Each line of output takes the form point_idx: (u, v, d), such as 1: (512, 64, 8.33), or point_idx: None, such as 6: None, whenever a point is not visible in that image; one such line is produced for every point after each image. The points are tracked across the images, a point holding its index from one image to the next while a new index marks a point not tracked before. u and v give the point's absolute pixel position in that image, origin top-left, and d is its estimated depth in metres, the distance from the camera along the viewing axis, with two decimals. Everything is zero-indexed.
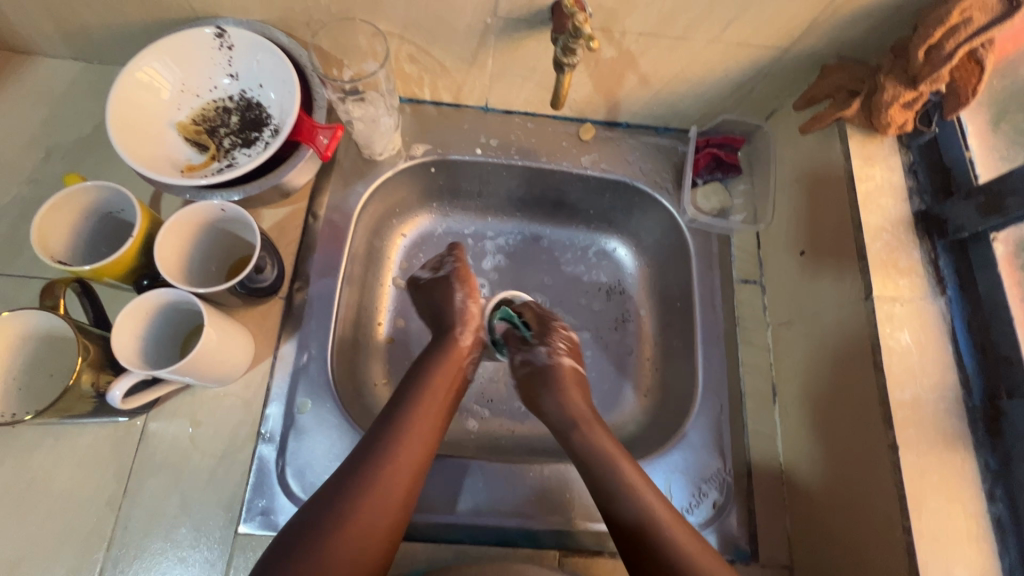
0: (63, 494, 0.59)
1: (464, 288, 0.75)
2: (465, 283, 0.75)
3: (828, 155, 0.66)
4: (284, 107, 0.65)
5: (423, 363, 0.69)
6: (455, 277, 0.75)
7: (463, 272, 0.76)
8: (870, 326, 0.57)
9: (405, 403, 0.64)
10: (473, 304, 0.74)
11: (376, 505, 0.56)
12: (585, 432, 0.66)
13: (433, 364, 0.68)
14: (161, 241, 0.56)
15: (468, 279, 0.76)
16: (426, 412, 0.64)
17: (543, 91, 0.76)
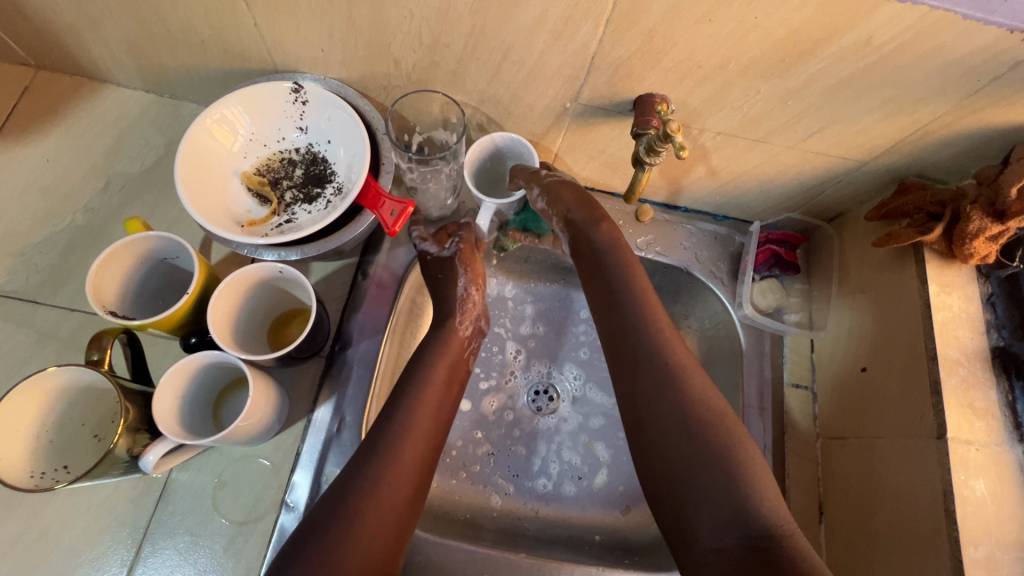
0: (76, 547, 0.57)
1: (469, 273, 0.71)
2: (469, 269, 0.71)
3: (902, 273, 0.64)
4: (351, 167, 0.64)
5: (425, 354, 0.66)
6: (461, 262, 0.71)
7: (469, 256, 0.71)
8: (942, 468, 0.54)
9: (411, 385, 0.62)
10: (474, 292, 0.71)
11: (390, 487, 0.55)
12: (607, 226, 0.66)
13: (431, 358, 0.65)
14: (216, 299, 0.55)
15: (474, 262, 0.71)
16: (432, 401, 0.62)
17: (608, 171, 0.75)
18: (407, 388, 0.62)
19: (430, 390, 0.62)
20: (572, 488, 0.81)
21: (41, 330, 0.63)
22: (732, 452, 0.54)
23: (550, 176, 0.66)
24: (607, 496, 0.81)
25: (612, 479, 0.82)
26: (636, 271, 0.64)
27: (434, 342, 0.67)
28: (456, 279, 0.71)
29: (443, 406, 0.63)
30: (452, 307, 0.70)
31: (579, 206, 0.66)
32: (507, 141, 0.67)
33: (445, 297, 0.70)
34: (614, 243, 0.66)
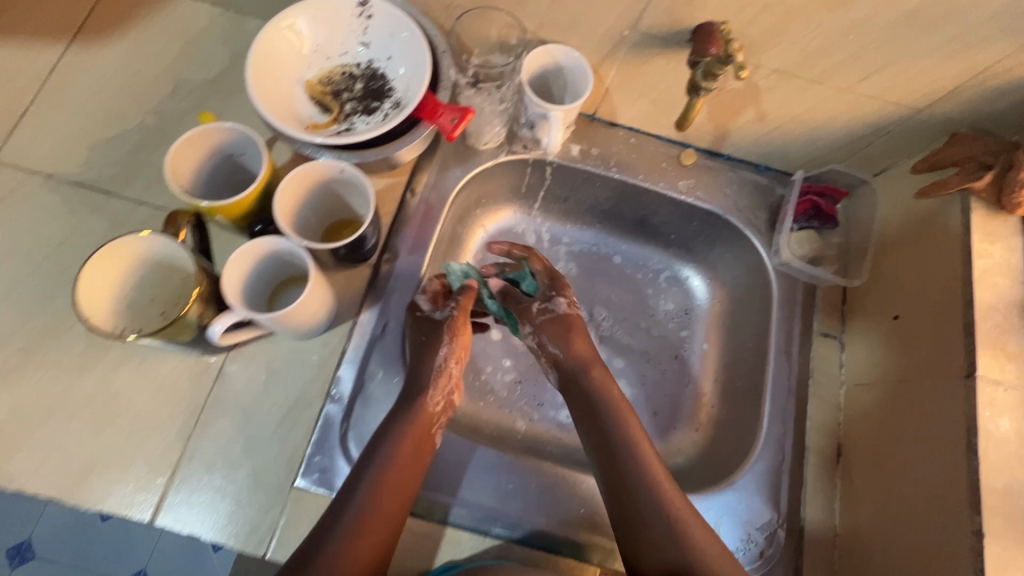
0: (139, 414, 0.61)
1: (451, 343, 0.67)
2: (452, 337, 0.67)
3: (945, 224, 0.65)
4: (409, 82, 0.66)
5: (388, 434, 0.60)
6: (448, 329, 0.68)
7: (457, 323, 0.68)
8: (968, 406, 0.55)
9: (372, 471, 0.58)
10: (452, 365, 0.67)
11: None
12: (595, 375, 0.70)
13: (393, 439, 0.60)
14: (281, 191, 0.58)
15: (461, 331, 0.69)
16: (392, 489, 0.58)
17: (656, 110, 0.76)
18: (359, 484, 0.58)
19: (385, 482, 0.58)
20: None
21: (113, 218, 0.67)
22: (669, 505, 0.60)
23: (544, 313, 0.74)
24: None
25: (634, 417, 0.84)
26: (619, 411, 0.67)
27: (407, 415, 0.62)
28: (437, 350, 0.66)
29: (398, 503, 0.58)
30: (429, 381, 0.65)
31: (568, 351, 0.71)
32: (552, 54, 0.67)
33: (422, 366, 0.65)
34: (598, 382, 0.69)
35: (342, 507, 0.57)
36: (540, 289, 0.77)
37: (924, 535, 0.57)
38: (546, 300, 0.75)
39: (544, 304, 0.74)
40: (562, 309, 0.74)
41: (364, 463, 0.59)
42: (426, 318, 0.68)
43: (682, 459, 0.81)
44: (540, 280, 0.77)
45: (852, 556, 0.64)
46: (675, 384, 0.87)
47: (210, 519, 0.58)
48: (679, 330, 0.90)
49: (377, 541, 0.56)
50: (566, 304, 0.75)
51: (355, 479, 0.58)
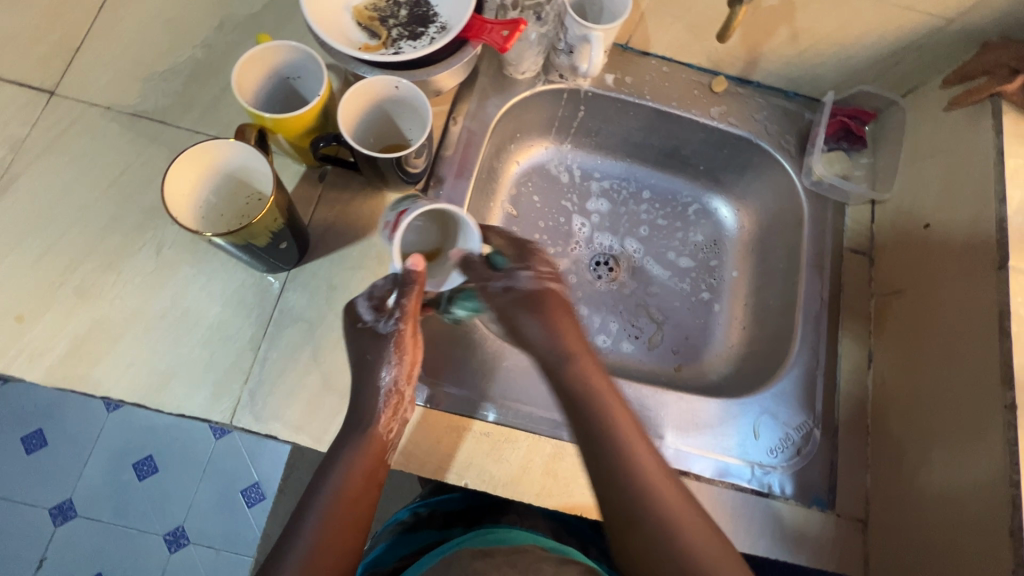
0: (212, 326, 0.64)
1: (399, 361, 0.59)
2: (398, 353, 0.59)
3: (974, 131, 0.67)
4: (454, 6, 0.68)
5: (333, 464, 0.57)
6: (394, 346, 0.59)
7: (403, 343, 0.59)
8: (1000, 295, 0.58)
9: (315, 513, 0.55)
10: (405, 385, 0.60)
11: None
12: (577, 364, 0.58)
13: (340, 471, 0.57)
14: (344, 105, 0.60)
15: (409, 351, 0.60)
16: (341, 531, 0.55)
17: (689, 36, 0.78)
18: (308, 516, 0.55)
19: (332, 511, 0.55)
20: (630, 346, 0.87)
21: (172, 146, 0.70)
22: (688, 541, 0.51)
23: (502, 285, 0.61)
24: (661, 354, 0.87)
25: (668, 340, 0.88)
26: (602, 406, 0.56)
27: (350, 446, 0.57)
28: (382, 372, 0.59)
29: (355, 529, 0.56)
30: (375, 405, 0.59)
31: (546, 332, 0.60)
32: None
33: (364, 390, 0.59)
34: (577, 385, 0.58)
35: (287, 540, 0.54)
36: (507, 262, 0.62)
37: (956, 419, 0.60)
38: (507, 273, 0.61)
39: (497, 270, 0.61)
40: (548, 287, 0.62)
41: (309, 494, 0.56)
42: (369, 333, 0.59)
43: (716, 376, 0.85)
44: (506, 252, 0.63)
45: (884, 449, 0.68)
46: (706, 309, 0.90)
47: (283, 419, 0.62)
48: (708, 259, 0.92)
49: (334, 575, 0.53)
50: (532, 277, 0.61)
51: (302, 509, 0.56)
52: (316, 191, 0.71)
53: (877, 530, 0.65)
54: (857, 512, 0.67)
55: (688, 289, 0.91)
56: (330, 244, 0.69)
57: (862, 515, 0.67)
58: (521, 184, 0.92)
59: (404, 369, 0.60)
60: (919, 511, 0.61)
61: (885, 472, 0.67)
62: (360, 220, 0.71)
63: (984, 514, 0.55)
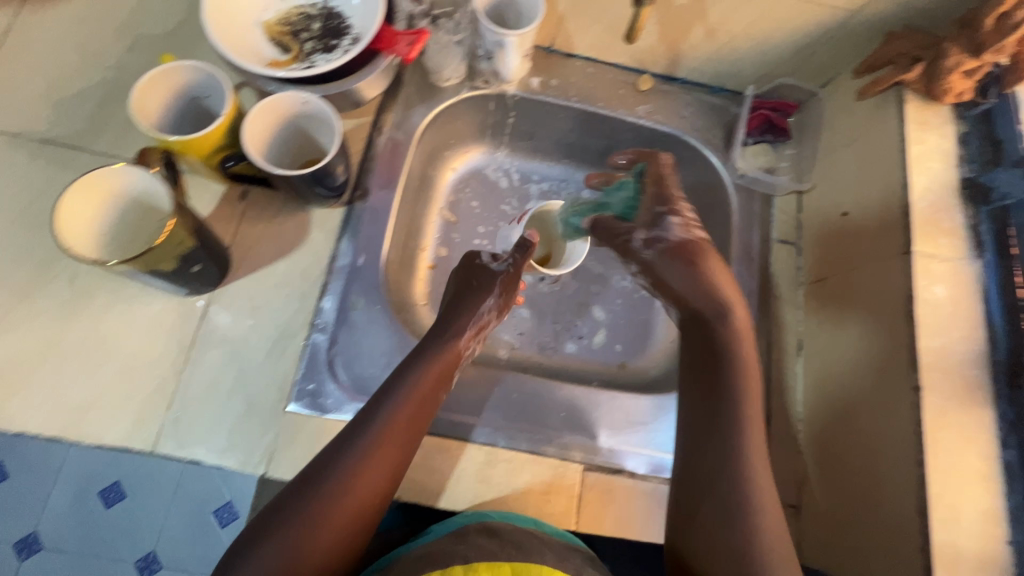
0: (132, 354, 0.63)
1: (502, 294, 0.74)
2: (503, 289, 0.73)
3: (883, 120, 0.68)
4: (366, 17, 0.68)
5: (415, 359, 0.63)
6: (502, 282, 0.73)
7: (508, 282, 0.74)
8: (907, 279, 0.60)
9: (382, 412, 0.59)
10: (491, 317, 0.73)
11: (347, 507, 0.56)
12: (722, 316, 0.67)
13: (416, 366, 0.63)
14: (247, 126, 0.59)
15: (511, 290, 0.74)
16: (394, 441, 0.58)
17: (609, 36, 0.79)
18: (372, 422, 0.59)
19: (387, 439, 0.58)
20: (574, 346, 0.88)
21: (85, 171, 0.69)
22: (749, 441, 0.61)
23: (656, 242, 0.72)
24: (604, 352, 0.88)
25: (610, 338, 0.89)
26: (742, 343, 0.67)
27: (432, 351, 0.65)
28: (486, 298, 0.72)
29: (398, 461, 0.59)
30: (463, 324, 0.69)
31: (687, 281, 0.69)
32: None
33: (464, 306, 0.71)
34: (733, 335, 0.66)
35: (339, 457, 0.57)
36: (647, 206, 0.73)
37: (875, 401, 0.61)
38: (657, 225, 0.72)
39: (647, 232, 0.73)
40: (696, 234, 0.71)
41: (381, 394, 0.61)
42: (484, 267, 0.74)
43: (657, 371, 0.86)
44: (646, 189, 0.73)
45: (816, 423, 0.69)
46: (648, 305, 0.91)
47: (209, 443, 0.61)
48: None
49: (386, 480, 0.58)
50: (681, 224, 0.71)
51: (366, 417, 0.60)
52: (237, 210, 0.69)
53: (811, 513, 0.66)
54: (790, 499, 0.67)
55: (629, 286, 0.92)
56: (253, 263, 0.68)
57: (795, 501, 0.67)
58: (459, 190, 0.91)
59: (501, 300, 0.74)
60: (851, 487, 0.61)
61: (818, 448, 0.68)
62: (283, 237, 0.70)
63: (900, 496, 0.55)
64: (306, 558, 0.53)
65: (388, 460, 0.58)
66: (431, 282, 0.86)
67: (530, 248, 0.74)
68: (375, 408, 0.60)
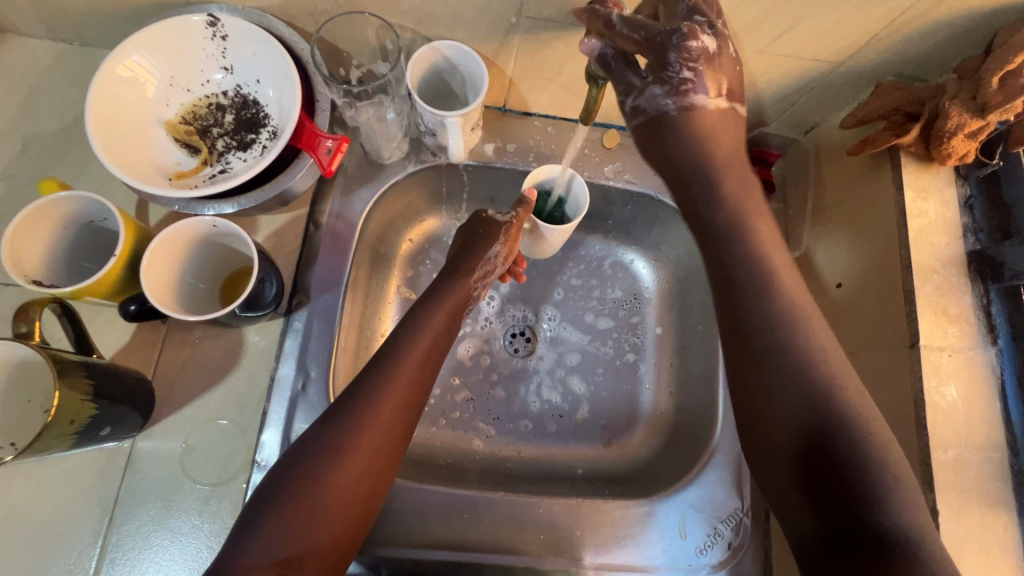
0: (45, 522, 0.56)
1: (507, 243, 0.68)
2: (507, 237, 0.68)
3: (878, 182, 0.61)
4: (282, 106, 0.58)
5: (428, 300, 0.65)
6: (506, 232, 0.67)
7: (512, 231, 0.67)
8: (913, 378, 0.53)
9: (390, 356, 0.59)
10: (499, 264, 0.70)
11: (360, 459, 0.53)
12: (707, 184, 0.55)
13: (429, 307, 0.64)
14: (146, 278, 0.51)
15: (514, 238, 0.68)
16: (400, 385, 0.57)
17: (567, 94, 0.70)
18: (388, 356, 0.59)
19: (395, 383, 0.57)
20: (554, 426, 0.79)
21: None
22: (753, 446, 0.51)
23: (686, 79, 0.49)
24: (588, 431, 0.79)
25: (594, 413, 0.80)
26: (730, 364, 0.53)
27: (442, 289, 0.66)
28: (494, 244, 0.68)
29: (408, 403, 0.57)
30: (470, 262, 0.68)
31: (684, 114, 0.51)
32: (449, 54, 0.61)
33: (472, 248, 0.68)
34: None
35: (351, 402, 0.55)
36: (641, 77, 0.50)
37: None
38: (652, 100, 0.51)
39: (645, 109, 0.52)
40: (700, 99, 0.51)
41: (393, 334, 0.61)
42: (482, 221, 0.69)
43: (647, 455, 0.77)
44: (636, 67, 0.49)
45: None
46: (632, 372, 0.82)
47: None
48: (629, 316, 0.84)
49: (396, 422, 0.56)
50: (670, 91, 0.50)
51: (382, 356, 0.59)
52: (160, 335, 0.62)
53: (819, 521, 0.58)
54: None
55: (610, 352, 0.83)
56: (182, 397, 0.61)
57: None
58: (418, 262, 0.82)
59: (507, 250, 0.69)
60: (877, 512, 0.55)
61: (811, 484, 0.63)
62: (213, 363, 0.62)
63: None
64: (327, 502, 0.50)
65: (402, 396, 0.57)
66: None
67: (528, 205, 0.67)
68: (389, 345, 0.60)
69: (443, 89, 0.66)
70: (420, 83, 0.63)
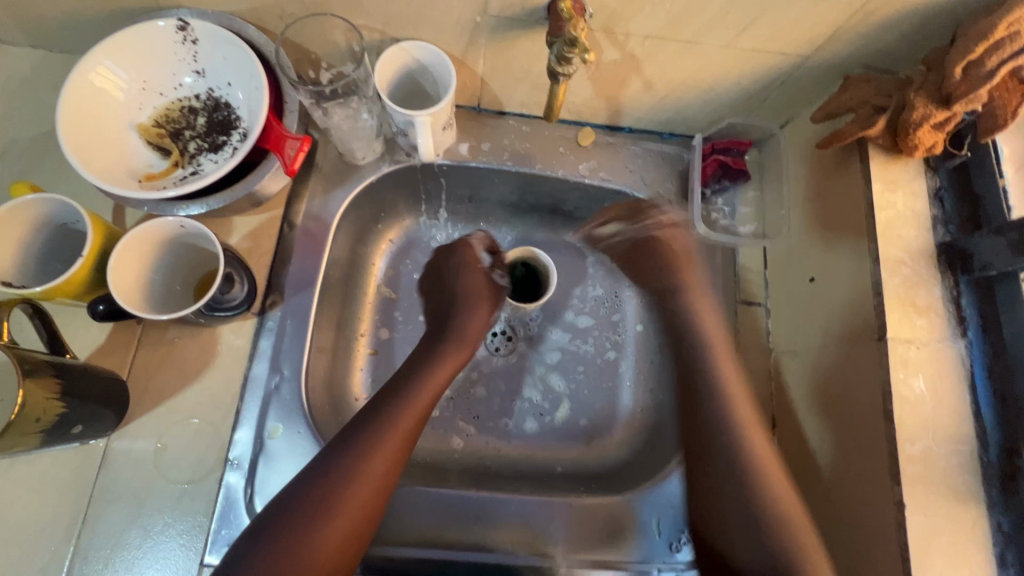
0: (19, 520, 0.56)
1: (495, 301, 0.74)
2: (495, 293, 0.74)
3: (847, 176, 0.61)
4: (252, 109, 0.59)
5: (422, 364, 0.66)
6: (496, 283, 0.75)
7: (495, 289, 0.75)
8: (882, 371, 0.53)
9: (378, 421, 0.59)
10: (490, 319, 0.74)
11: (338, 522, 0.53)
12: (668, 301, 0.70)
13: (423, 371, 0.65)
14: (112, 272, 0.52)
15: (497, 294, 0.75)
16: (385, 449, 0.57)
17: (538, 93, 0.70)
18: (373, 419, 0.59)
19: (380, 449, 0.57)
20: (535, 426, 0.79)
21: None
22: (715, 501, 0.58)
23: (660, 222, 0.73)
24: (568, 430, 0.79)
25: (574, 412, 0.80)
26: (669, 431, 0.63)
27: (434, 353, 0.67)
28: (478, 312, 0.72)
29: (406, 448, 0.59)
30: (457, 330, 0.70)
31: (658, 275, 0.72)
32: (418, 53, 0.61)
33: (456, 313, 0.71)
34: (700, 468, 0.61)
35: (342, 446, 0.57)
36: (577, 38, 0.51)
37: (857, 503, 0.54)
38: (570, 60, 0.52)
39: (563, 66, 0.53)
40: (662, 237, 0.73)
41: (385, 394, 0.62)
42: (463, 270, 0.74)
43: (625, 453, 0.77)
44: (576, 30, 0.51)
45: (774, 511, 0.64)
46: (611, 370, 0.81)
47: None
48: (610, 314, 0.84)
49: (375, 488, 0.56)
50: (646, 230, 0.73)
51: (368, 418, 0.59)
52: (135, 335, 0.62)
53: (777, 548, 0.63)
54: None
55: (590, 350, 0.82)
56: (156, 396, 0.61)
57: None
58: (398, 263, 0.82)
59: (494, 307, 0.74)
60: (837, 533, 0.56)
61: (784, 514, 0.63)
62: (188, 362, 0.63)
63: None
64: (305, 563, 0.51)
65: (385, 461, 0.57)
66: (371, 372, 0.77)
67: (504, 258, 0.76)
68: (380, 405, 0.60)
69: (412, 90, 0.66)
70: (390, 85, 0.63)
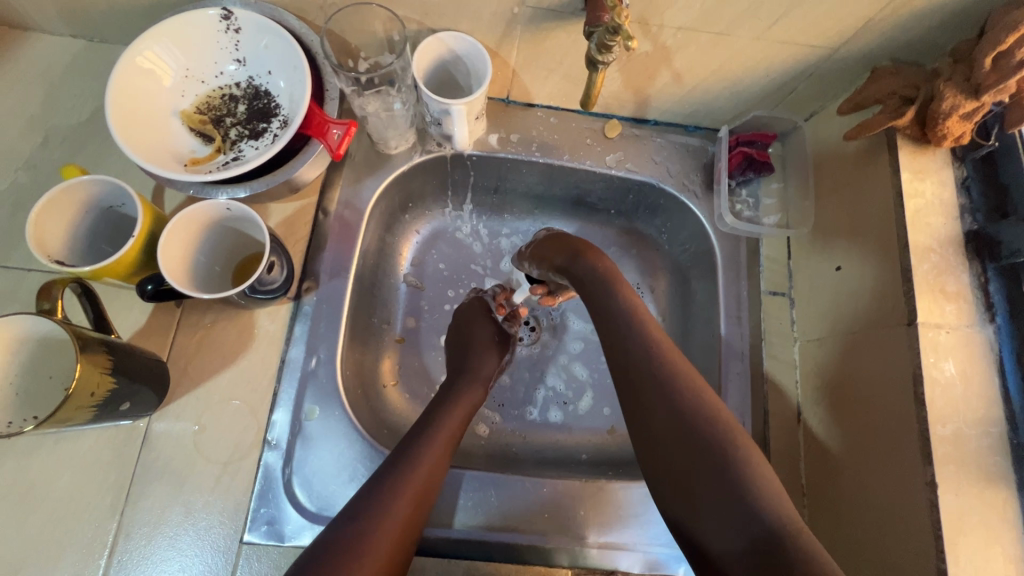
0: (64, 497, 0.57)
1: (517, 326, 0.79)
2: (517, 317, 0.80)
3: (874, 165, 0.62)
4: (293, 96, 0.61)
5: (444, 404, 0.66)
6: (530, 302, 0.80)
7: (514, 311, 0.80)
8: (912, 354, 0.54)
9: (405, 460, 0.58)
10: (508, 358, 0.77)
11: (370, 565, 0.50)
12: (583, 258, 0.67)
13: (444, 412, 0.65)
14: (164, 248, 0.53)
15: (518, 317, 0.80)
16: (413, 487, 0.56)
17: (568, 85, 0.72)
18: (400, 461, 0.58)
19: (408, 487, 0.56)
20: (559, 414, 0.80)
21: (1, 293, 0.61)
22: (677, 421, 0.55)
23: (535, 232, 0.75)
24: (592, 418, 0.80)
25: (598, 401, 0.81)
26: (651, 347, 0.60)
27: (455, 393, 0.67)
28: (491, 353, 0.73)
29: (431, 484, 0.58)
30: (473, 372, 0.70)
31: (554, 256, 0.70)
32: (454, 43, 0.62)
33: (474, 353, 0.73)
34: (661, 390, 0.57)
35: (371, 489, 0.55)
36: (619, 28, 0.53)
37: (886, 483, 0.55)
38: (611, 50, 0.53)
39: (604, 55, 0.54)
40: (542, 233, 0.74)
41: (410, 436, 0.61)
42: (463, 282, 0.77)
43: None
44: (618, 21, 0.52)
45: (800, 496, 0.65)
46: None
47: None
48: None
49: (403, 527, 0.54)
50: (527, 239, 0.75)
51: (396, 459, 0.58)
52: (175, 317, 0.64)
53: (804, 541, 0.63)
54: None
55: None
56: (195, 377, 0.62)
57: None
58: (424, 253, 0.83)
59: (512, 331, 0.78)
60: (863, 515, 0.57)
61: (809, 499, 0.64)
62: (226, 345, 0.64)
63: None
64: None
65: (413, 500, 0.55)
66: (399, 360, 0.78)
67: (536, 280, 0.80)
68: (406, 446, 0.60)
69: (446, 79, 0.68)
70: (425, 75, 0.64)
